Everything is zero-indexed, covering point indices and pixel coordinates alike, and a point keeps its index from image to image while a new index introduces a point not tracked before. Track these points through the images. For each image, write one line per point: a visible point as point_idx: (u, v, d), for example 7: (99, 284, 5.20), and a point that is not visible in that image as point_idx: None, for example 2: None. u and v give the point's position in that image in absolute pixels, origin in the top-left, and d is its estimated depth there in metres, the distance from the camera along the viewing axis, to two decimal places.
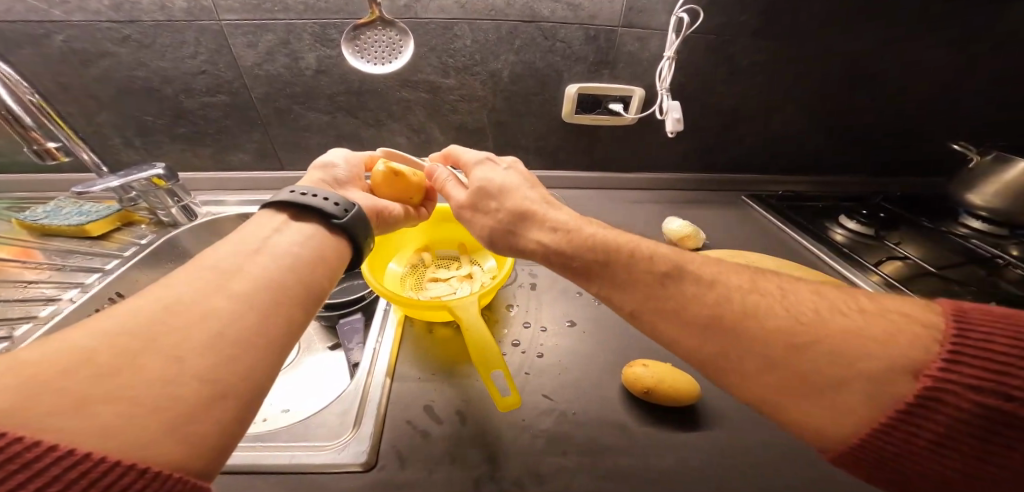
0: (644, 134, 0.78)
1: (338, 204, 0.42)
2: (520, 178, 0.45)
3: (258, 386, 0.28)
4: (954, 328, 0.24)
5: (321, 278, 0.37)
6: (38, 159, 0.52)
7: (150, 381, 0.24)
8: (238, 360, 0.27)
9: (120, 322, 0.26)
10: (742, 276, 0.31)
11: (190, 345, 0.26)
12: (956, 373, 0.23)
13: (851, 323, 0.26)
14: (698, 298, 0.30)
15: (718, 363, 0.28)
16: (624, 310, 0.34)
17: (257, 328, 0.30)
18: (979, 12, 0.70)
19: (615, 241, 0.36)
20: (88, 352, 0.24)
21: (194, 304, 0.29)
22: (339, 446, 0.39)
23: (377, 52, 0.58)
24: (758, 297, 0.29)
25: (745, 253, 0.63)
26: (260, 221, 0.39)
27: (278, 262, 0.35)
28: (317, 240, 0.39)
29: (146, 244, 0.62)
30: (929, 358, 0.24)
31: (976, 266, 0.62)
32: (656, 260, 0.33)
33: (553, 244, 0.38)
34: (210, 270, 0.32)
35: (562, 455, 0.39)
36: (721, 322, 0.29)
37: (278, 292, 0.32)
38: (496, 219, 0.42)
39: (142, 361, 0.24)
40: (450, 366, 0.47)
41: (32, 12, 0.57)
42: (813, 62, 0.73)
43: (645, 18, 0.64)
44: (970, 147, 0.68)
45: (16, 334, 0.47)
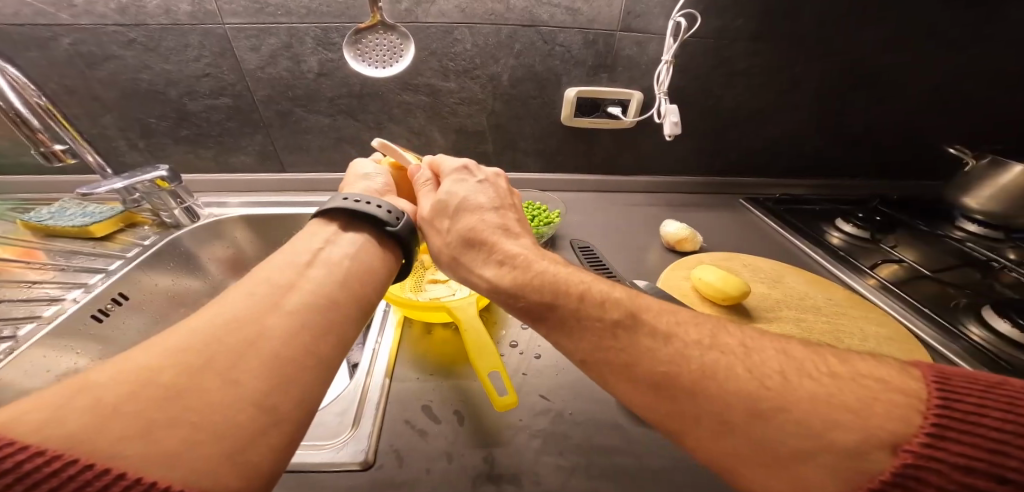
0: (643, 137, 0.79)
1: (390, 211, 0.43)
2: (485, 202, 0.44)
3: (310, 406, 0.28)
4: (939, 400, 0.24)
5: (372, 287, 0.38)
6: (44, 161, 0.53)
7: (211, 404, 0.24)
8: (290, 382, 0.27)
9: (185, 340, 0.27)
10: (701, 330, 0.30)
11: (247, 366, 0.27)
12: (942, 449, 0.22)
13: (819, 390, 0.25)
14: (654, 352, 0.29)
15: (668, 424, 0.28)
16: (574, 356, 0.33)
17: (308, 348, 0.30)
18: (976, 15, 0.71)
19: (568, 282, 0.34)
20: (152, 372, 0.24)
21: (251, 322, 0.30)
22: (338, 445, 0.39)
23: (378, 55, 0.58)
24: (718, 355, 0.28)
25: (742, 256, 0.64)
26: (305, 232, 0.41)
27: (329, 276, 0.36)
28: (367, 250, 0.40)
29: (149, 245, 0.63)
30: (912, 431, 0.23)
31: (971, 270, 0.62)
32: (609, 306, 0.32)
33: (494, 276, 0.38)
34: (264, 286, 0.33)
35: (558, 455, 0.39)
36: (673, 384, 0.28)
37: (325, 310, 0.33)
38: (447, 240, 0.43)
39: (204, 384, 0.25)
40: (449, 368, 0.47)
41: (39, 16, 0.58)
42: (810, 65, 0.73)
43: (644, 22, 0.65)
44: (966, 151, 0.68)
45: (20, 333, 0.48)
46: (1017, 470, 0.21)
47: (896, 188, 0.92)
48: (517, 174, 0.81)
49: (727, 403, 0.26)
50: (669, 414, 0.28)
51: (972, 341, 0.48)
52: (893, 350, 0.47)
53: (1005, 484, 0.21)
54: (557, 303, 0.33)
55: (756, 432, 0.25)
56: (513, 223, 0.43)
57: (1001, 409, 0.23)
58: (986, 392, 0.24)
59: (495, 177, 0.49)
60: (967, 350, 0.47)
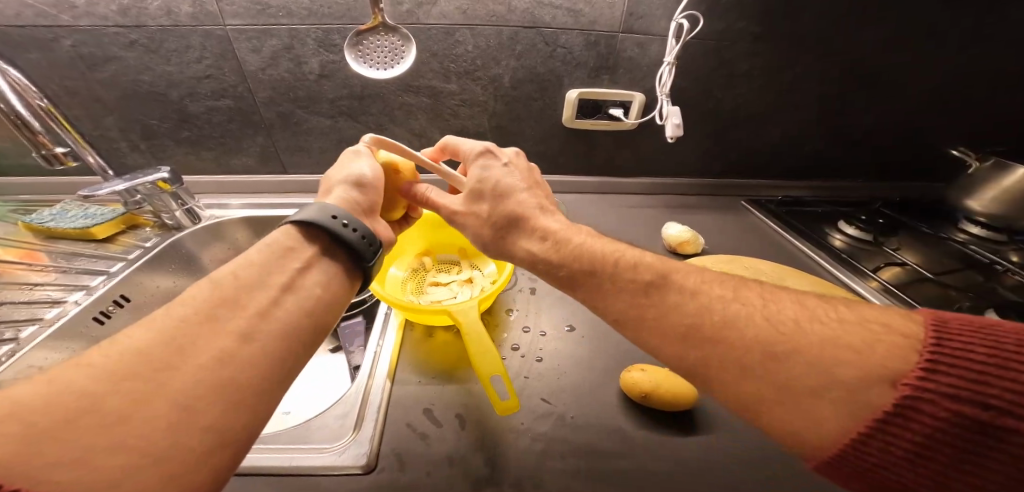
0: (644, 138, 0.79)
1: (371, 244, 0.41)
2: (519, 179, 0.44)
3: (261, 425, 0.29)
4: (933, 339, 0.26)
5: (335, 308, 0.38)
6: (44, 163, 0.53)
7: (156, 429, 0.24)
8: (240, 404, 0.28)
9: (130, 358, 0.27)
10: (724, 287, 0.32)
11: (193, 388, 0.26)
12: (934, 381, 0.24)
13: (826, 333, 0.27)
14: (680, 306, 0.31)
15: (698, 369, 0.30)
16: (609, 317, 0.35)
17: (264, 369, 0.30)
18: (980, 16, 0.70)
19: (603, 251, 0.37)
20: (87, 397, 0.24)
21: (202, 341, 0.29)
22: (339, 448, 0.39)
23: (380, 56, 0.58)
24: (741, 305, 0.30)
25: (745, 259, 0.63)
26: (274, 239, 0.39)
27: (293, 290, 0.35)
28: (338, 275, 0.39)
29: (151, 246, 0.63)
30: (907, 367, 0.25)
31: (975, 272, 0.62)
32: (641, 269, 0.34)
33: (540, 251, 0.39)
34: (218, 298, 0.32)
35: (561, 459, 0.39)
36: (700, 330, 0.30)
37: (283, 325, 0.33)
38: (490, 222, 0.42)
39: (150, 407, 0.25)
40: (450, 372, 0.47)
41: (40, 17, 0.58)
42: (812, 65, 0.73)
43: (646, 24, 0.65)
44: (969, 153, 0.68)
45: (22, 335, 0.48)
46: (1002, 397, 0.23)
47: (896, 189, 0.91)
48: None
49: (749, 346, 0.28)
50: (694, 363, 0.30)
51: None
52: None
53: (992, 410, 0.23)
54: (597, 268, 0.36)
55: (773, 371, 0.27)
56: (548, 201, 0.44)
57: (993, 343, 0.24)
58: (981, 331, 0.25)
59: (517, 154, 0.48)
60: None
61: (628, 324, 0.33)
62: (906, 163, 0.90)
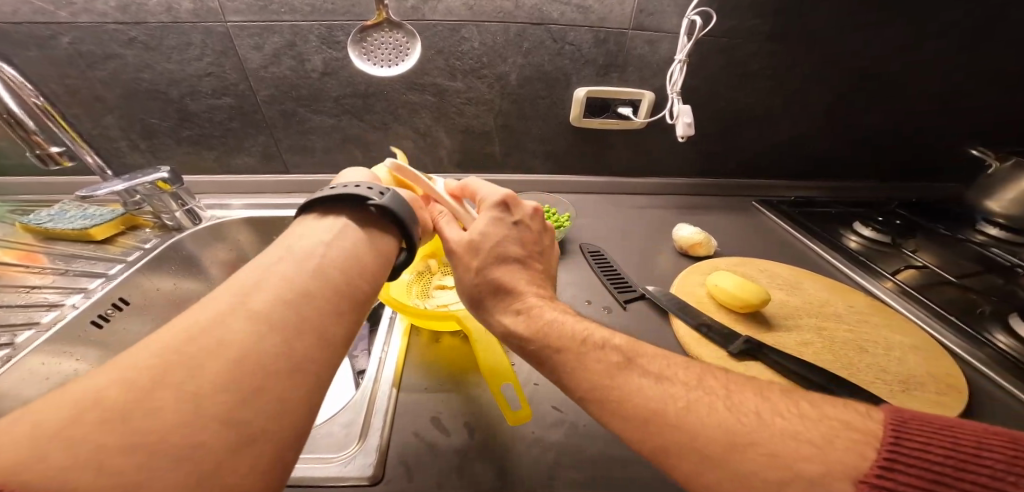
0: (654, 137, 0.77)
1: (373, 190, 0.40)
2: (520, 245, 0.42)
3: (298, 414, 0.25)
4: (892, 436, 0.25)
5: (358, 282, 0.34)
6: (38, 163, 0.51)
7: (169, 424, 0.21)
8: (264, 391, 0.25)
9: (137, 354, 0.24)
10: (689, 372, 0.31)
11: (212, 377, 0.24)
12: (891, 481, 0.23)
13: (787, 427, 0.26)
14: (642, 390, 0.30)
15: (658, 459, 0.28)
16: (575, 394, 0.33)
17: (286, 351, 0.27)
18: (997, 13, 0.69)
19: (571, 328, 0.35)
20: (101, 392, 0.22)
21: (214, 329, 0.26)
22: (345, 459, 0.38)
23: (384, 54, 0.57)
24: (703, 393, 0.29)
25: (758, 262, 0.62)
26: (285, 236, 0.37)
27: (308, 273, 0.32)
28: (353, 239, 0.37)
29: (150, 248, 0.62)
30: (866, 463, 0.24)
31: (993, 274, 0.61)
32: (608, 350, 0.33)
33: (517, 326, 0.37)
34: (233, 286, 0.30)
35: (572, 469, 0.38)
36: (663, 419, 0.28)
37: (304, 307, 0.30)
38: (478, 283, 0.40)
39: (159, 401, 0.22)
40: (456, 378, 0.46)
41: (39, 14, 0.57)
42: (826, 63, 0.71)
43: (657, 21, 0.63)
44: (988, 152, 0.66)
45: (17, 340, 0.47)
46: None
47: (895, 189, 0.89)
48: (525, 175, 0.80)
49: (705, 437, 0.26)
50: (658, 446, 0.28)
51: (999, 348, 0.47)
52: (918, 359, 0.46)
53: None
54: (563, 346, 0.34)
55: (731, 462, 0.25)
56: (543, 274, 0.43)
57: (951, 445, 0.24)
58: (937, 431, 0.24)
59: (533, 211, 0.47)
60: (993, 358, 0.46)
61: (591, 403, 0.32)
62: (906, 163, 0.88)
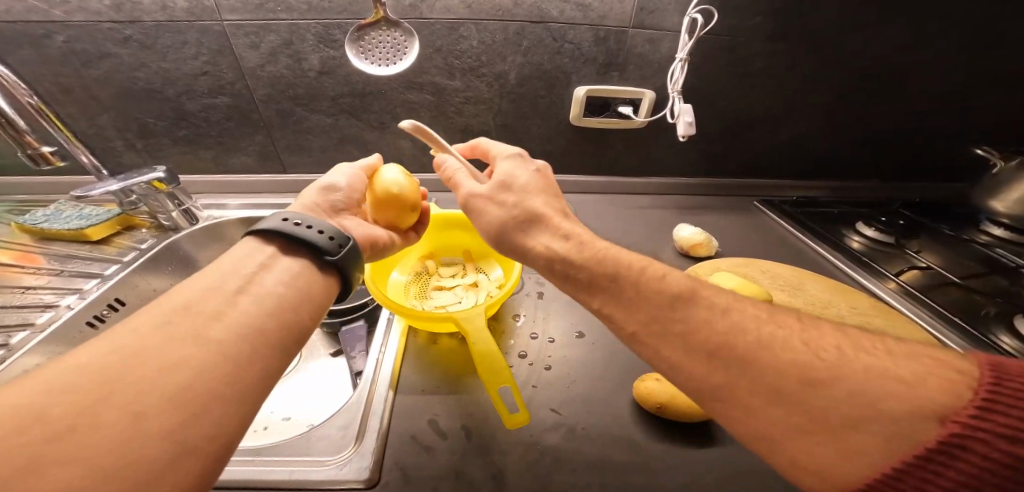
0: (653, 136, 0.76)
1: (333, 238, 0.39)
2: (544, 183, 0.43)
3: (231, 436, 0.27)
4: (991, 376, 0.23)
5: (307, 316, 0.35)
6: (30, 163, 0.51)
7: (105, 441, 0.22)
8: (207, 413, 0.26)
9: (78, 373, 0.25)
10: (759, 307, 0.31)
11: (155, 397, 0.25)
12: (989, 422, 0.22)
13: (875, 362, 0.25)
14: (709, 323, 0.29)
15: (721, 395, 0.28)
16: (625, 329, 0.33)
17: (229, 377, 0.28)
18: (1003, 11, 0.68)
19: (627, 258, 0.35)
20: (40, 409, 0.22)
21: (161, 352, 0.27)
22: (342, 461, 0.37)
23: (383, 53, 0.56)
24: (776, 327, 0.29)
25: (761, 262, 0.61)
26: (238, 253, 0.37)
27: (260, 304, 0.33)
28: (304, 280, 0.37)
29: (147, 248, 0.61)
30: (961, 404, 0.23)
31: (998, 276, 0.60)
32: (668, 281, 0.32)
33: (561, 249, 0.37)
34: (179, 311, 0.30)
35: (571, 473, 0.37)
36: (731, 351, 0.28)
37: (253, 335, 0.31)
38: (510, 215, 0.40)
39: (97, 419, 0.23)
40: (455, 380, 0.46)
41: (32, 12, 0.56)
42: (829, 61, 0.70)
43: (658, 19, 0.62)
44: (993, 151, 0.66)
45: (12, 341, 0.47)
46: None
47: (895, 189, 0.89)
48: None
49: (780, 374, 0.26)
50: (720, 383, 0.28)
51: (1004, 351, 0.47)
52: None
53: None
54: (619, 273, 0.34)
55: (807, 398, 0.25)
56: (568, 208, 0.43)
57: None
58: None
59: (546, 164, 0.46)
60: None
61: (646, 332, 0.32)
62: (906, 163, 0.88)
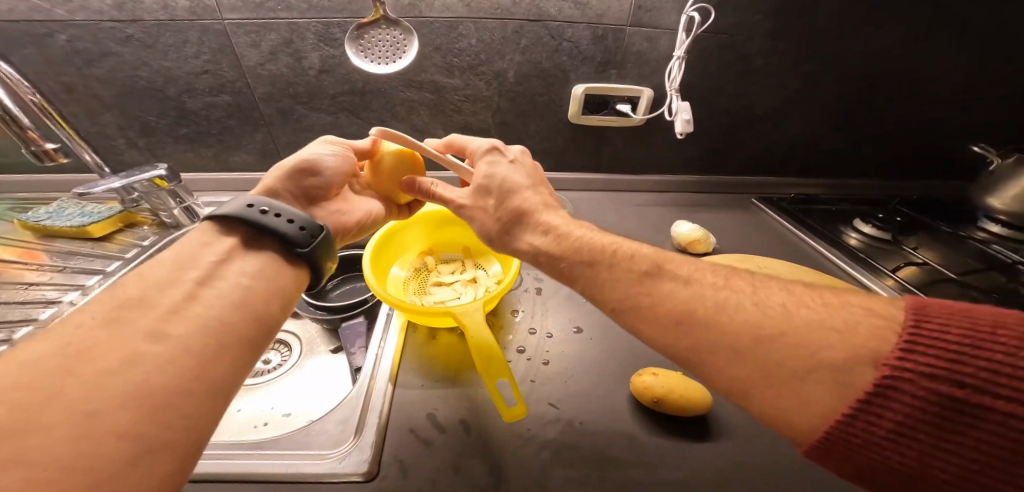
0: (652, 134, 0.77)
1: (302, 227, 0.40)
2: (525, 175, 0.44)
3: (199, 427, 0.26)
4: (912, 320, 0.25)
5: (273, 308, 0.36)
6: (35, 160, 0.51)
7: (62, 441, 0.22)
8: (171, 407, 0.25)
9: (18, 377, 0.24)
10: (717, 274, 0.32)
11: (112, 394, 0.24)
12: (911, 362, 0.24)
13: (814, 316, 0.28)
14: (675, 294, 0.31)
15: (692, 357, 0.29)
16: (605, 307, 0.34)
17: (193, 371, 0.28)
18: (1001, 11, 0.68)
19: (600, 242, 0.36)
20: None
21: (112, 350, 0.26)
22: (340, 455, 0.38)
23: (382, 51, 0.56)
24: (730, 292, 0.30)
25: (756, 259, 0.62)
26: (194, 240, 0.37)
27: (222, 300, 0.33)
28: (271, 271, 0.38)
29: (148, 246, 0.62)
30: (887, 349, 0.25)
31: (996, 273, 0.60)
32: (637, 258, 0.34)
33: (543, 244, 0.38)
34: (132, 308, 0.30)
35: (569, 466, 0.38)
36: (692, 319, 0.30)
37: (215, 330, 0.31)
38: (496, 217, 0.41)
39: (50, 420, 0.22)
40: (455, 374, 0.46)
41: (35, 11, 0.57)
42: (827, 60, 0.70)
43: (656, 17, 0.63)
44: (991, 150, 0.66)
45: (15, 336, 0.47)
46: (975, 376, 0.23)
47: (895, 188, 0.89)
48: None
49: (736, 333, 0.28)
50: (687, 349, 0.29)
51: None
52: None
53: (966, 388, 0.23)
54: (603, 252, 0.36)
55: (759, 353, 0.27)
56: (552, 197, 0.44)
57: (967, 325, 0.24)
58: (958, 314, 0.25)
59: (521, 151, 0.47)
60: None
61: (624, 311, 0.33)
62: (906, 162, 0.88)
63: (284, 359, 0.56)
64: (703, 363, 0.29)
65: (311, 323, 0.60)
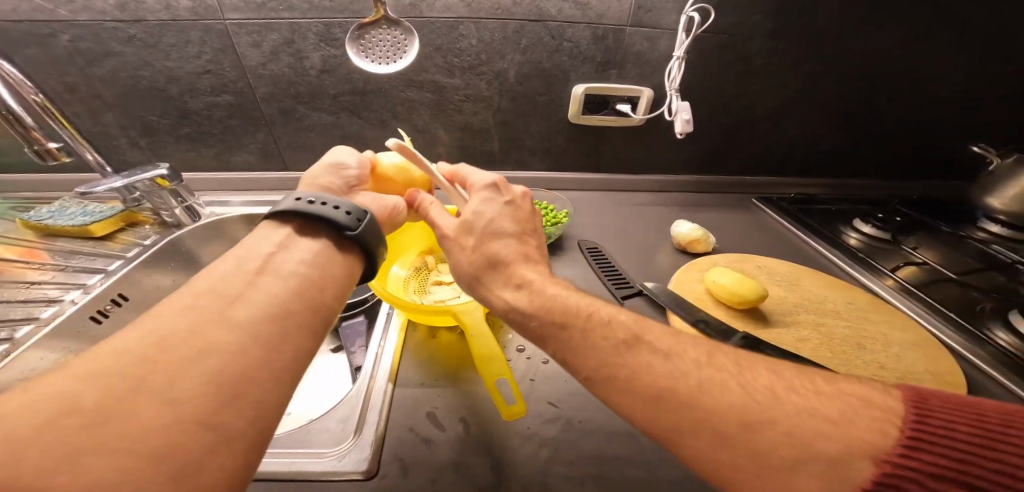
0: (651, 134, 0.77)
1: (349, 212, 0.40)
2: (515, 220, 0.41)
3: (266, 418, 0.27)
4: (914, 416, 0.24)
5: (329, 297, 0.36)
6: (38, 159, 0.52)
7: (139, 431, 0.22)
8: (241, 398, 0.26)
9: (110, 362, 0.25)
10: (697, 347, 0.30)
11: (190, 384, 0.25)
12: (915, 460, 0.22)
13: (803, 401, 0.26)
14: (651, 366, 0.29)
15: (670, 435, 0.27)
16: (579, 373, 0.32)
17: (259, 364, 0.28)
18: (1000, 11, 0.68)
19: (576, 303, 0.34)
20: (72, 399, 0.22)
21: (190, 339, 0.27)
22: (341, 453, 0.38)
23: (382, 51, 0.57)
24: (713, 370, 0.28)
25: (757, 258, 0.62)
26: (253, 237, 0.37)
27: (284, 289, 0.33)
28: (325, 257, 0.37)
29: (150, 244, 0.62)
30: (888, 443, 0.23)
31: (995, 272, 0.60)
32: (614, 323, 0.32)
33: (516, 302, 0.36)
34: (203, 296, 0.31)
35: (570, 465, 0.38)
36: (674, 398, 0.27)
37: (279, 320, 0.31)
38: (472, 259, 0.39)
39: (136, 406, 0.23)
40: (454, 373, 0.46)
41: (38, 12, 0.57)
42: (827, 61, 0.71)
43: (656, 17, 0.63)
44: (990, 150, 0.66)
45: (16, 335, 0.47)
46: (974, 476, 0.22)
47: (895, 189, 0.89)
48: (524, 173, 0.80)
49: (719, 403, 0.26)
50: (669, 429, 0.27)
51: (999, 346, 0.47)
52: (916, 357, 0.46)
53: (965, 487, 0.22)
54: None
55: (746, 442, 0.25)
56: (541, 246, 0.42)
57: (971, 423, 0.24)
58: (958, 411, 0.24)
59: (523, 193, 0.46)
60: (992, 355, 0.46)
61: (600, 382, 0.30)
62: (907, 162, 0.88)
63: None
64: (683, 444, 0.26)
65: None
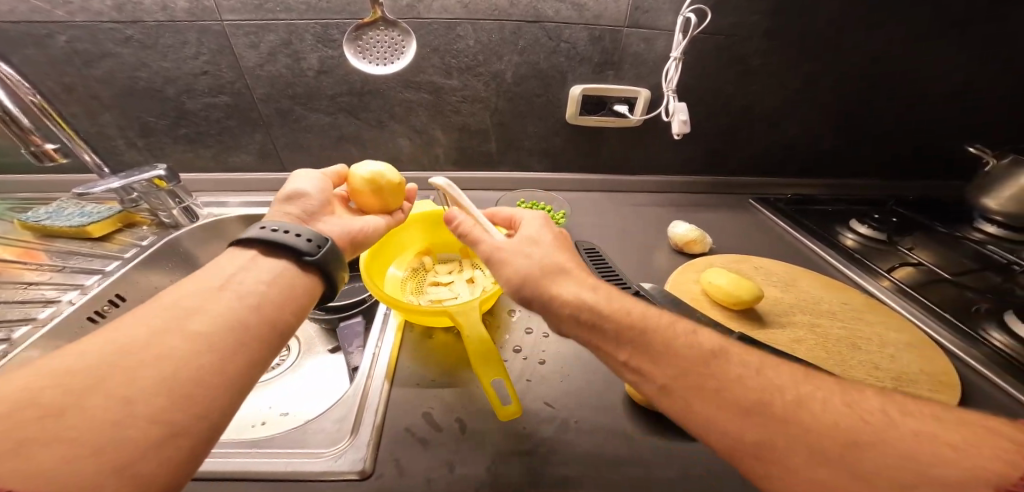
0: (649, 135, 0.77)
1: (310, 239, 0.39)
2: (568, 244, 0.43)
3: (216, 418, 0.28)
4: None
5: (294, 309, 0.36)
6: (35, 160, 0.52)
7: (91, 425, 0.23)
8: (194, 398, 0.27)
9: (74, 362, 0.26)
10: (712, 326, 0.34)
11: (145, 383, 0.26)
12: None
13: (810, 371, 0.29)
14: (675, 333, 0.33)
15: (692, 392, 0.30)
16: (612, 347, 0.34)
17: (218, 363, 0.29)
18: (997, 12, 0.68)
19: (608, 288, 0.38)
20: (34, 394, 0.24)
21: (152, 341, 0.28)
22: (336, 453, 0.38)
23: (379, 52, 0.57)
24: (815, 388, 0.29)
25: (754, 259, 0.62)
26: (219, 259, 0.37)
27: (245, 300, 0.33)
28: (286, 280, 0.37)
29: (147, 245, 0.62)
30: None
31: (990, 273, 0.60)
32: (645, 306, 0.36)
33: (591, 300, 0.36)
34: (170, 303, 0.31)
35: (567, 465, 0.38)
36: (768, 411, 0.28)
37: (241, 326, 0.32)
38: (535, 265, 0.38)
39: (91, 402, 0.24)
40: (451, 373, 0.46)
41: (35, 12, 0.57)
42: (824, 62, 0.71)
43: (652, 18, 0.63)
44: (987, 150, 0.66)
45: (14, 335, 0.47)
46: None
47: (894, 189, 0.89)
48: (522, 173, 0.80)
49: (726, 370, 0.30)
50: (757, 441, 0.27)
51: (995, 347, 0.47)
52: (913, 358, 0.46)
53: None
54: None
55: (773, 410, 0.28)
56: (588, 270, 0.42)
57: None
58: None
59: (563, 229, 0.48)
60: (988, 356, 0.46)
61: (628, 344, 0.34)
62: (905, 163, 0.88)
63: (282, 360, 0.56)
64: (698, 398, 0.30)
65: (310, 322, 0.61)
